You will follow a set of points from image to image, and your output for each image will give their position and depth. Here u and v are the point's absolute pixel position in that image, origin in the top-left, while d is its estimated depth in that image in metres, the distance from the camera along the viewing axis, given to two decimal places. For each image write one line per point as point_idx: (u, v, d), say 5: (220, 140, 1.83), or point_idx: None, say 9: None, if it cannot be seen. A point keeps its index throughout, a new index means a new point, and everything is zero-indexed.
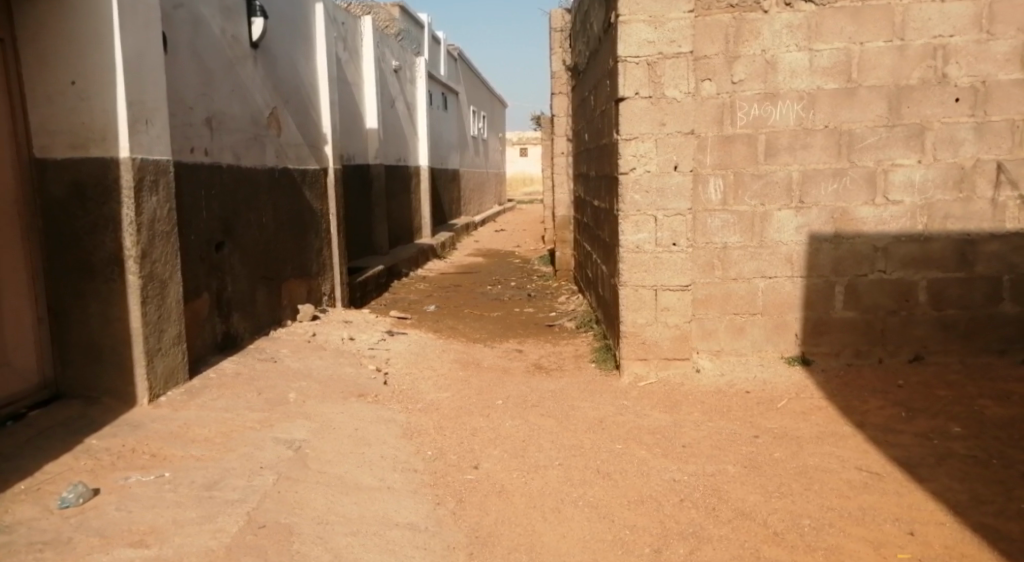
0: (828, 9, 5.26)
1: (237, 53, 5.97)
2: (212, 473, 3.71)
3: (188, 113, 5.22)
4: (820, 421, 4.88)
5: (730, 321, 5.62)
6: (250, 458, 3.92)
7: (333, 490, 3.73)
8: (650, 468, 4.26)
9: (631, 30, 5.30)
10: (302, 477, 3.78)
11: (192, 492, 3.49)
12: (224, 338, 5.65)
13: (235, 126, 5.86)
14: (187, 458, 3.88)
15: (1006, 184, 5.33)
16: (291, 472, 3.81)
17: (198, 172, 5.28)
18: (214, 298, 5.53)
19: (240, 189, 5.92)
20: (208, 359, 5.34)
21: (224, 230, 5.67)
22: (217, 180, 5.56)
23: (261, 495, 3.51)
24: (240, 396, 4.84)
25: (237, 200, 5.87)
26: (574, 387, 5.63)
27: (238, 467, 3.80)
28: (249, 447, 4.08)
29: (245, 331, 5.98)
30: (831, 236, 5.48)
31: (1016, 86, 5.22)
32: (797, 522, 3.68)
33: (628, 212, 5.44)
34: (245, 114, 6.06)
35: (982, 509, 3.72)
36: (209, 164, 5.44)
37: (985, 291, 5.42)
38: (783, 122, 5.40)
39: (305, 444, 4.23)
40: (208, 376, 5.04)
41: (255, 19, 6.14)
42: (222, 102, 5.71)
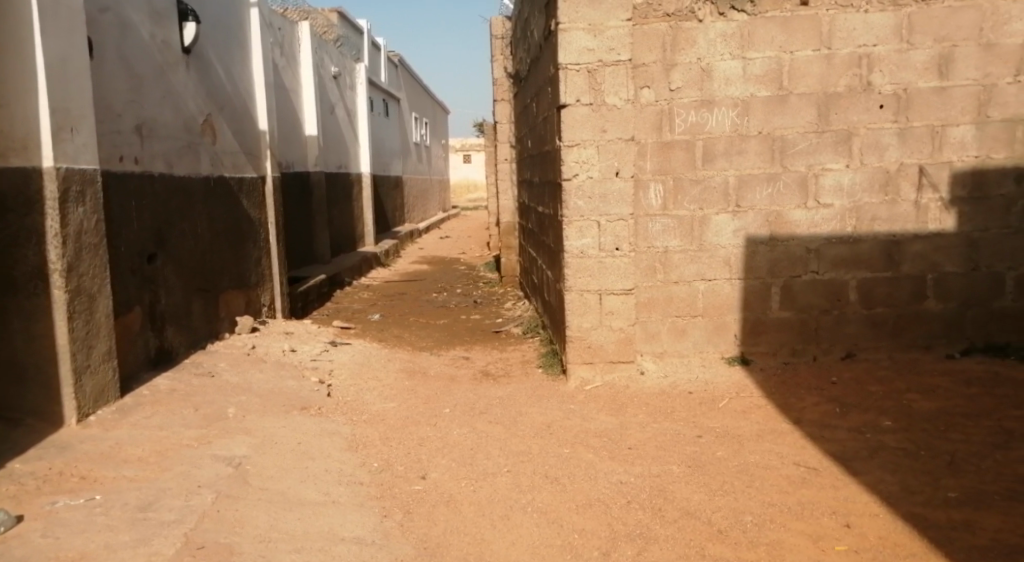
0: (759, 19, 5.42)
1: (169, 59, 5.84)
2: (147, 494, 3.61)
3: (116, 121, 5.08)
4: (760, 419, 5.01)
5: (673, 323, 5.73)
6: (187, 477, 3.84)
7: (276, 506, 3.67)
8: (598, 471, 4.32)
9: (571, 38, 5.36)
10: (242, 495, 3.72)
11: (125, 515, 3.40)
12: (158, 353, 5.52)
13: (166, 133, 5.73)
14: (119, 480, 3.78)
15: (928, 187, 5.56)
16: (231, 490, 3.74)
17: (127, 181, 5.15)
18: (146, 311, 5.40)
19: (174, 199, 5.79)
20: (141, 375, 5.20)
21: (156, 241, 5.54)
22: (148, 190, 5.43)
23: (199, 515, 3.44)
24: (176, 413, 4.74)
25: (170, 210, 5.74)
26: (522, 392, 5.66)
27: (175, 487, 3.71)
28: (185, 465, 3.99)
29: (180, 345, 5.85)
30: (767, 239, 5.64)
31: (935, 94, 5.45)
32: (740, 519, 3.77)
33: (572, 218, 5.51)
34: (178, 121, 5.93)
35: (913, 499, 3.88)
36: (139, 173, 5.31)
37: (911, 290, 5.65)
38: (719, 129, 5.55)
39: (245, 460, 4.15)
40: (141, 393, 4.92)
41: (187, 23, 6.02)
42: (152, 109, 5.58)
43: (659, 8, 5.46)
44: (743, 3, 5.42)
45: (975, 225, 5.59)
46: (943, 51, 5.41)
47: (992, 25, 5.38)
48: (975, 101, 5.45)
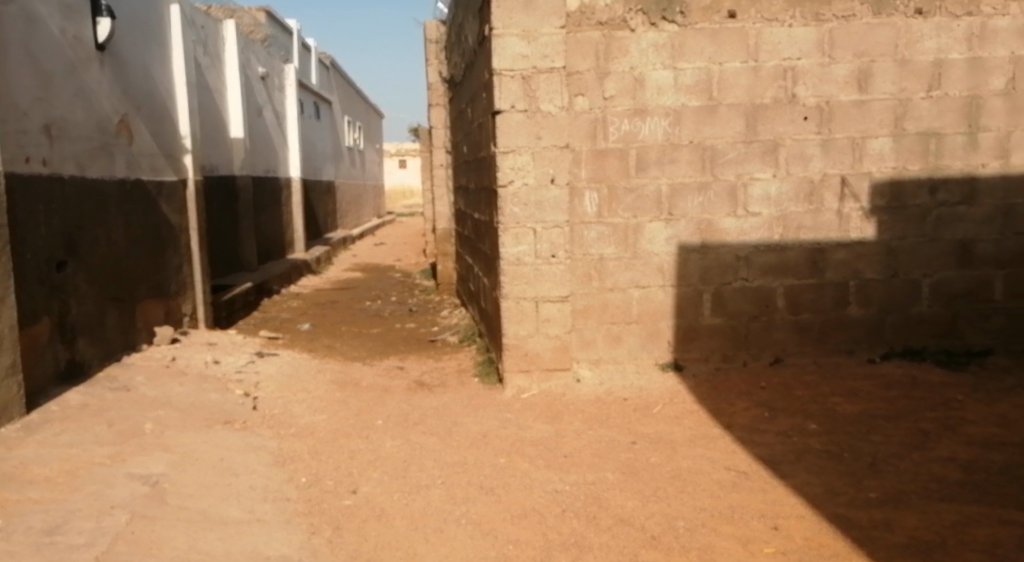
0: (689, 30, 5.53)
1: (81, 56, 5.61)
2: (52, 516, 3.46)
3: (23, 119, 4.85)
4: (692, 424, 5.09)
5: (608, 330, 5.78)
6: (98, 497, 3.69)
7: (195, 526, 3.55)
8: (533, 480, 4.31)
9: (505, 44, 5.36)
10: (159, 515, 3.58)
11: (28, 540, 3.24)
12: (68, 367, 5.29)
13: (78, 134, 5.50)
14: (21, 502, 3.59)
15: (850, 197, 5.74)
16: (146, 510, 3.60)
17: (34, 184, 4.92)
18: (55, 322, 5.16)
19: (85, 203, 5.56)
20: (49, 390, 4.97)
21: (66, 248, 5.30)
22: (58, 192, 5.20)
23: (111, 537, 3.30)
24: (87, 429, 4.54)
25: (81, 216, 5.51)
26: (457, 402, 5.61)
27: (84, 509, 3.55)
28: (96, 485, 3.82)
29: (92, 358, 5.61)
30: (698, 246, 5.74)
31: (855, 107, 5.65)
32: (673, 525, 3.81)
33: (508, 224, 5.50)
34: (91, 121, 5.70)
35: (837, 500, 3.99)
36: (48, 175, 5.08)
37: (834, 296, 5.83)
38: (652, 137, 5.62)
39: (162, 479, 4.00)
40: (49, 409, 4.70)
41: (101, 19, 5.79)
42: (63, 108, 5.34)
43: (593, 17, 5.51)
44: (673, 14, 5.52)
45: (892, 233, 5.80)
46: (862, 65, 5.61)
47: (907, 42, 5.61)
48: (892, 115, 5.67)
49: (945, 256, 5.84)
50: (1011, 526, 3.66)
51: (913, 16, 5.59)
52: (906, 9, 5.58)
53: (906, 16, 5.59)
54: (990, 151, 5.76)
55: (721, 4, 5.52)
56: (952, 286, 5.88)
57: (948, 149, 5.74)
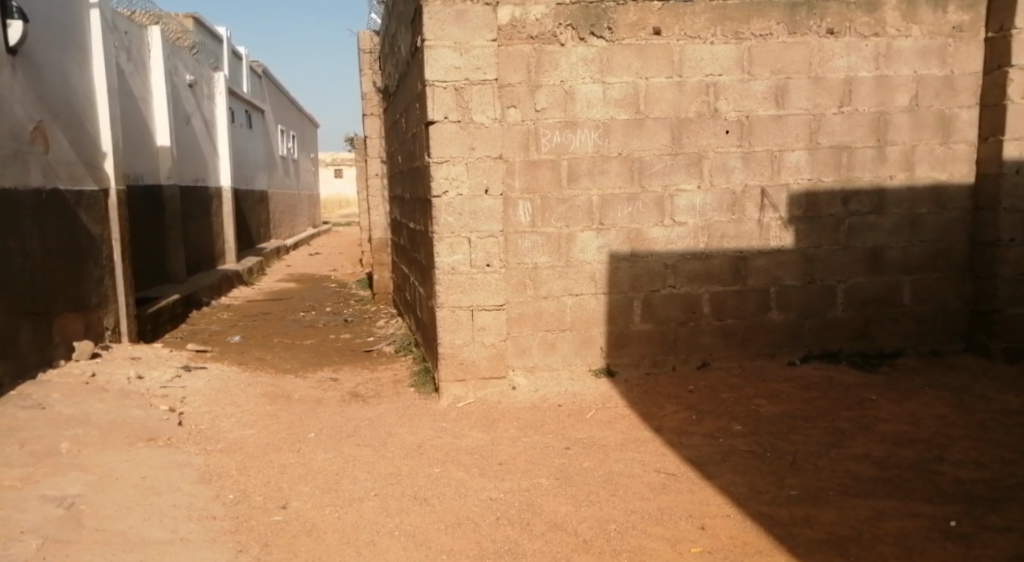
0: (617, 45, 5.68)
1: None
2: None
3: None
4: (624, 428, 5.20)
5: (542, 337, 5.86)
6: (8, 524, 3.62)
7: (112, 550, 3.51)
8: (467, 489, 4.34)
9: (437, 55, 5.39)
10: (74, 539, 3.57)
11: None
12: None
13: None
14: None
15: (770, 207, 5.97)
16: (60, 533, 3.59)
17: None
18: None
19: None
20: None
21: None
22: None
23: None
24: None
25: None
26: (392, 413, 5.59)
27: None
28: (7, 511, 3.74)
29: (4, 375, 5.41)
30: (628, 255, 5.88)
31: (773, 121, 5.89)
32: (604, 528, 3.90)
33: (442, 234, 5.53)
34: (2, 128, 5.50)
35: (759, 498, 4.15)
36: None
37: (757, 302, 6.05)
38: (582, 149, 5.74)
39: (78, 500, 3.93)
40: None
41: (13, 22, 5.59)
42: None
43: (524, 30, 5.60)
44: (601, 30, 5.65)
45: (810, 241, 6.06)
46: (779, 82, 5.85)
47: (820, 60, 5.87)
48: (807, 129, 5.93)
49: (858, 263, 6.13)
50: (917, 518, 3.88)
51: (826, 36, 5.85)
52: (819, 29, 5.84)
53: (819, 35, 5.84)
54: (897, 164, 6.07)
55: (647, 20, 5.68)
56: (866, 292, 6.17)
57: (859, 162, 6.02)
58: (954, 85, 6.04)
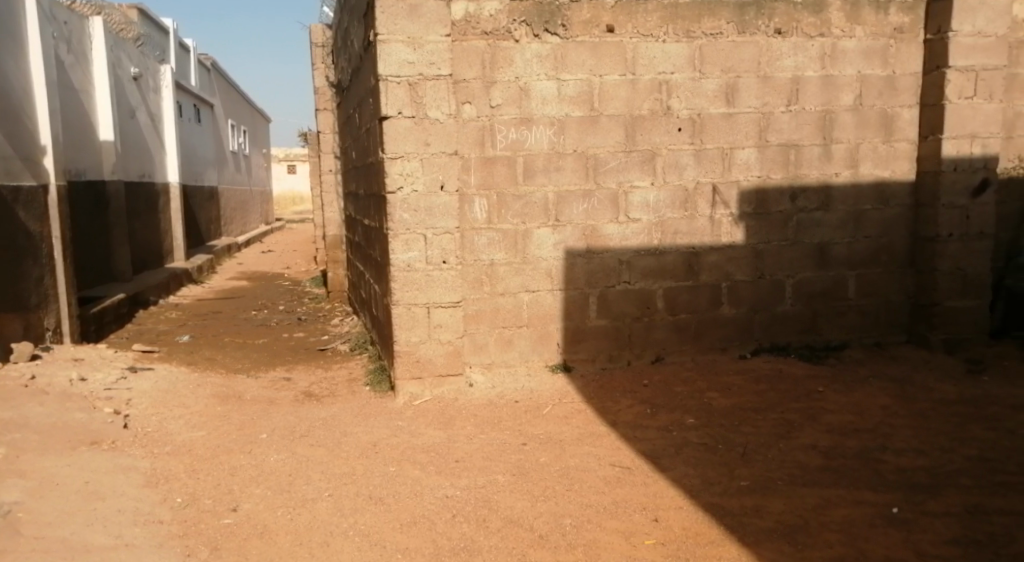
0: (571, 43, 5.69)
1: None
2: None
3: None
4: (580, 423, 5.23)
5: (499, 334, 5.86)
6: None
7: (53, 558, 3.40)
8: (423, 487, 4.33)
9: (390, 50, 5.34)
10: (11, 548, 3.44)
11: None
12: None
13: None
14: None
15: (721, 204, 6.06)
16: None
17: None
18: None
19: None
20: None
21: None
22: None
23: None
24: None
25: None
26: (346, 412, 5.54)
27: None
28: None
29: None
30: (584, 252, 5.92)
31: (723, 119, 5.98)
32: (559, 523, 3.92)
33: (397, 230, 5.48)
34: None
35: (711, 489, 4.21)
36: None
37: (709, 296, 6.14)
38: (538, 146, 5.75)
39: (15, 508, 3.80)
40: None
41: None
42: None
43: (478, 26, 5.59)
44: (555, 27, 5.66)
45: (759, 237, 6.17)
46: (729, 81, 5.94)
47: (768, 59, 5.97)
48: (756, 127, 6.03)
49: (806, 258, 6.26)
50: (862, 505, 3.98)
51: (774, 36, 5.95)
52: (767, 29, 5.94)
53: (767, 35, 5.95)
54: (843, 161, 6.21)
55: (600, 18, 5.71)
56: (813, 286, 6.30)
57: (806, 160, 6.15)
58: (895, 85, 6.20)
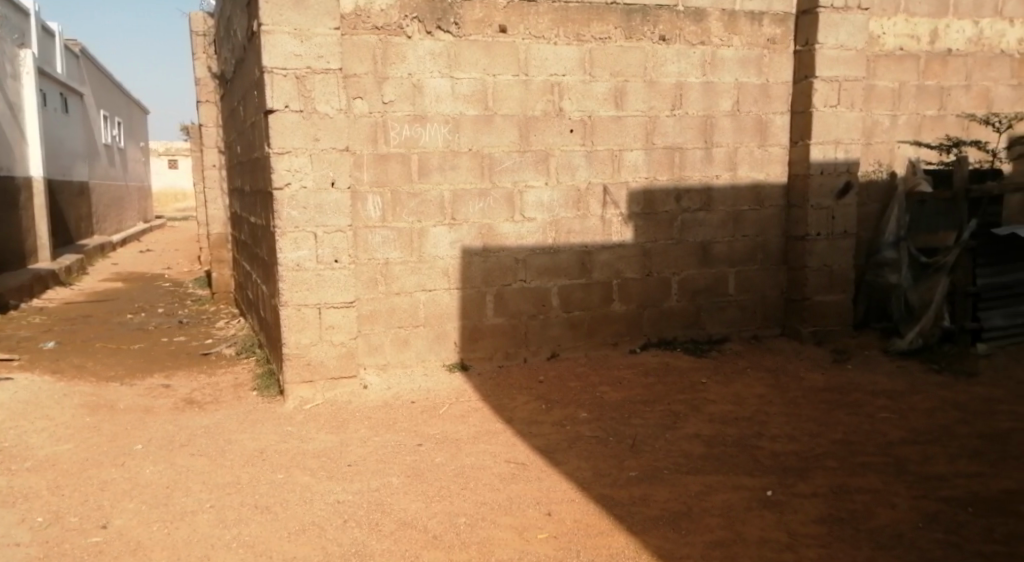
0: (463, 41, 5.66)
1: None
2: None
3: None
4: (476, 421, 5.21)
5: (395, 334, 5.76)
6: None
7: None
8: (314, 493, 4.19)
9: (276, 41, 5.15)
10: None
11: None
12: None
13: None
14: None
15: (612, 204, 6.19)
16: None
17: None
18: None
19: None
20: None
21: None
22: None
23: None
24: None
25: None
26: (231, 418, 5.30)
27: None
28: None
29: None
30: (480, 250, 5.90)
31: (613, 122, 6.10)
32: (453, 522, 3.89)
33: (285, 228, 5.29)
34: None
35: (602, 481, 4.28)
36: None
37: (602, 294, 6.26)
38: (432, 144, 5.69)
39: None
40: None
41: None
42: None
43: (368, 20, 5.45)
44: (448, 24, 5.61)
45: (648, 236, 6.33)
46: (618, 84, 6.06)
47: (653, 65, 6.14)
48: (644, 130, 6.19)
49: (691, 257, 6.48)
50: (740, 490, 4.15)
51: (658, 42, 6.12)
52: (652, 35, 6.09)
53: (653, 41, 6.10)
54: (723, 164, 6.46)
55: (492, 17, 5.70)
56: (698, 283, 6.53)
57: (690, 162, 6.36)
58: (769, 93, 6.50)
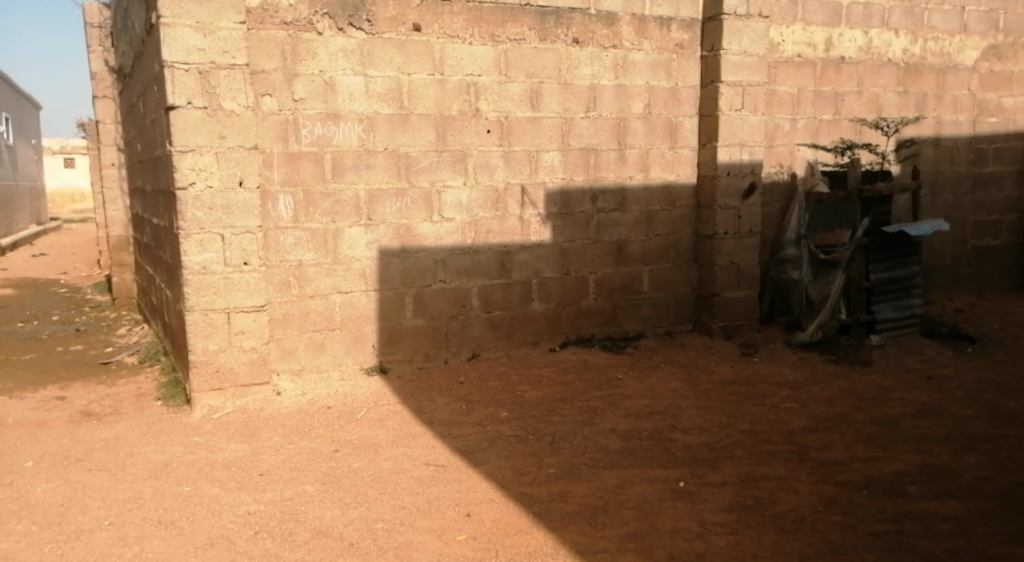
0: (377, 39, 5.56)
1: None
2: None
3: None
4: (395, 424, 5.12)
5: (310, 338, 5.60)
6: None
7: None
8: (223, 505, 4.03)
9: (176, 34, 4.93)
10: None
11: None
12: None
13: None
14: None
15: (530, 204, 6.20)
16: None
17: None
18: None
19: None
20: None
21: None
22: None
23: None
24: None
25: None
26: (134, 430, 5.05)
27: None
28: None
29: None
30: (398, 251, 5.81)
31: (529, 122, 6.11)
32: (370, 528, 3.80)
33: (189, 230, 5.07)
34: None
35: (522, 480, 4.27)
36: None
37: (521, 293, 6.26)
38: (346, 142, 5.55)
39: None
40: None
41: None
42: None
43: (276, 15, 5.28)
44: (360, 21, 5.49)
45: (565, 236, 6.37)
46: (533, 85, 6.07)
47: (567, 67, 6.18)
48: (559, 132, 6.22)
49: (607, 256, 6.56)
50: (655, 482, 4.21)
51: (572, 45, 6.16)
52: (566, 38, 6.14)
53: (566, 43, 6.14)
54: (636, 165, 6.57)
55: (405, 16, 5.62)
56: (614, 281, 6.62)
57: (605, 163, 6.44)
58: (678, 96, 6.65)
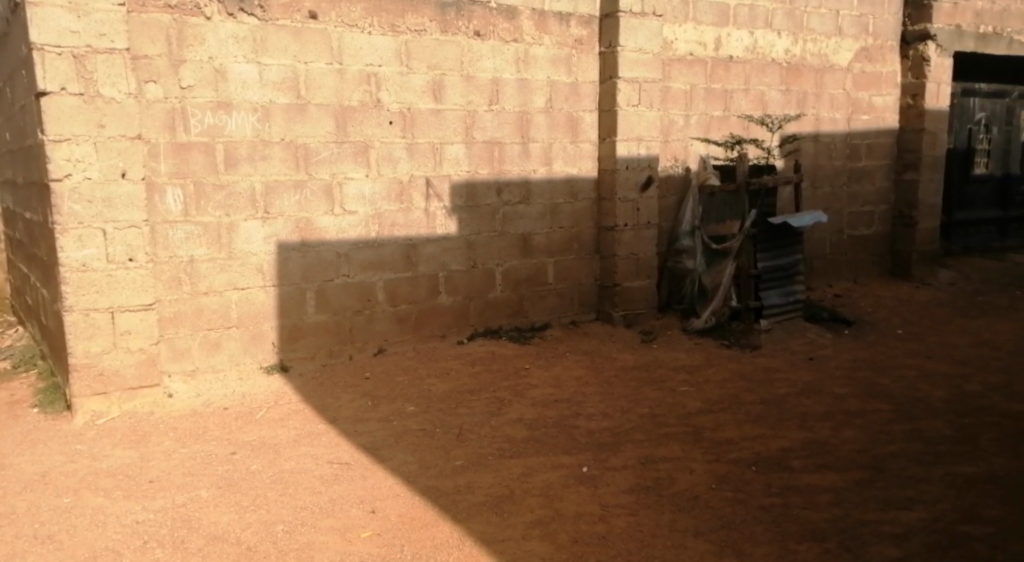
0: (270, 25, 5.37)
1: None
2: None
3: None
4: (297, 424, 4.97)
5: (203, 338, 5.36)
6: None
7: None
8: (108, 516, 3.81)
9: (46, 16, 4.61)
10: None
11: None
12: None
13: None
14: None
15: (434, 197, 6.15)
16: None
17: None
18: None
19: None
20: None
21: None
22: None
23: None
24: None
25: None
26: (7, 441, 4.71)
27: None
28: None
29: None
30: (298, 246, 5.64)
31: (432, 114, 6.05)
32: (270, 530, 3.68)
33: (67, 225, 4.76)
34: None
35: (429, 473, 4.24)
36: None
37: (427, 286, 6.21)
38: (239, 133, 5.35)
39: None
40: None
41: None
42: None
43: None
44: (252, 7, 5.29)
45: (470, 229, 6.36)
46: (435, 77, 6.02)
47: (468, 59, 6.15)
48: (463, 124, 6.20)
49: (512, 248, 6.60)
50: (559, 469, 4.27)
51: (473, 37, 6.14)
52: (467, 30, 6.11)
53: (468, 36, 6.12)
54: (539, 159, 6.63)
55: (301, 3, 5.45)
56: (519, 273, 6.66)
57: (508, 156, 6.47)
58: (578, 91, 6.75)
